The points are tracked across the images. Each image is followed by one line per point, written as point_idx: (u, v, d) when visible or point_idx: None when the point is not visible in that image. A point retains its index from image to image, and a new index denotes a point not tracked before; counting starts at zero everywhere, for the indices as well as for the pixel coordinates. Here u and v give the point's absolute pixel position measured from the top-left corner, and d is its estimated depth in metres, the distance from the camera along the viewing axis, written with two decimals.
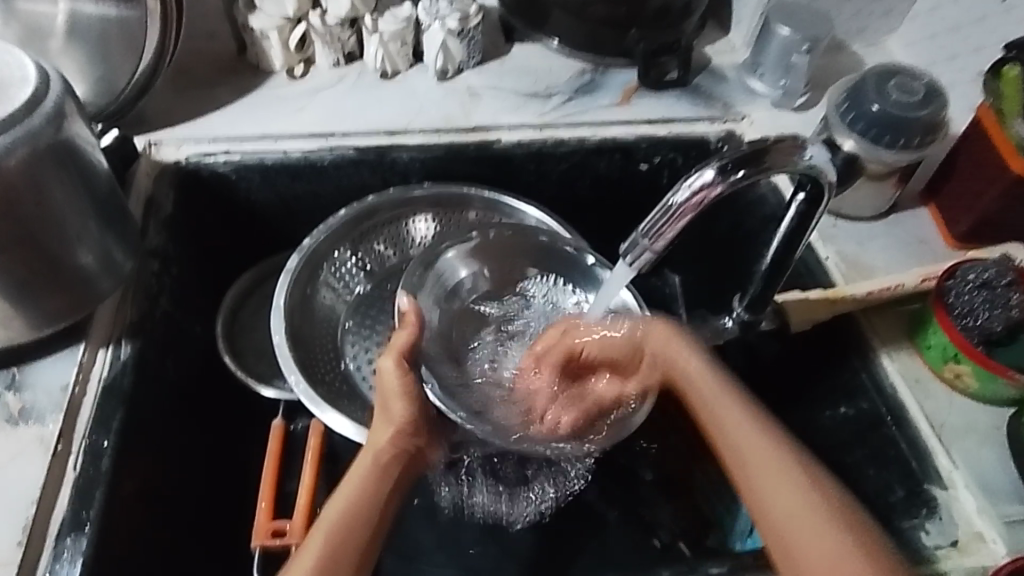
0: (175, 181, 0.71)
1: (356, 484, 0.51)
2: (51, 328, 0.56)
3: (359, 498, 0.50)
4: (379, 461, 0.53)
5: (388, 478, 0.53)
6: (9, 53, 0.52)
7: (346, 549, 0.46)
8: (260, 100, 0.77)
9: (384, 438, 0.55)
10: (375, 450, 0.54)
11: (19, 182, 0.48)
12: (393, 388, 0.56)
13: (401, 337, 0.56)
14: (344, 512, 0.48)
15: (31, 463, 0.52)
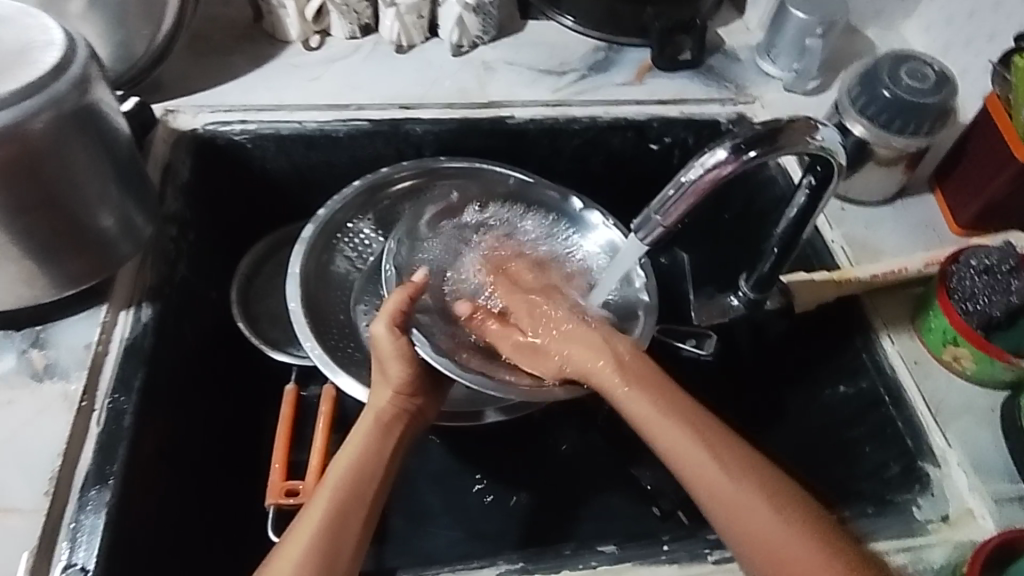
0: (192, 147, 0.72)
1: (354, 447, 0.53)
2: (74, 289, 0.57)
3: (363, 460, 0.52)
4: (382, 423, 0.55)
5: (389, 438, 0.54)
6: (33, 16, 0.53)
7: (352, 506, 0.49)
8: (276, 70, 0.77)
9: (383, 401, 0.56)
10: (375, 413, 0.56)
11: (44, 146, 0.49)
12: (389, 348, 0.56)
13: (396, 300, 0.56)
14: (348, 475, 0.50)
15: (57, 418, 0.53)
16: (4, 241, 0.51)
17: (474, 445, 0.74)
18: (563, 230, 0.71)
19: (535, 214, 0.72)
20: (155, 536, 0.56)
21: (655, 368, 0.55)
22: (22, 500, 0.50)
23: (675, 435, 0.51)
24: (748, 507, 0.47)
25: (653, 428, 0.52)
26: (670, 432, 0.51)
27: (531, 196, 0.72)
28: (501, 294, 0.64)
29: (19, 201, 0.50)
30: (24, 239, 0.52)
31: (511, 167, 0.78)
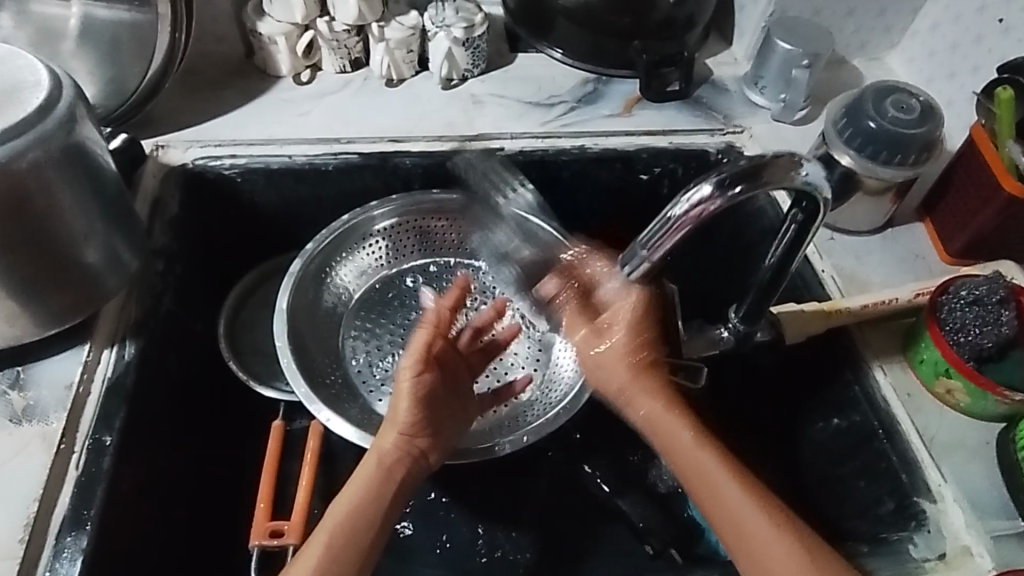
0: (181, 182, 0.72)
1: (350, 496, 0.52)
2: (57, 326, 0.57)
3: (358, 508, 0.52)
4: (384, 466, 0.54)
5: (389, 483, 0.53)
6: (22, 56, 0.53)
7: (344, 558, 0.49)
8: (267, 105, 0.78)
9: (388, 444, 0.55)
10: (376, 457, 0.54)
11: (29, 185, 0.49)
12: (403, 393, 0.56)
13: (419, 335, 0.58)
14: (343, 526, 0.50)
15: (34, 460, 0.52)
16: None
17: (464, 481, 0.72)
18: (353, 258, 0.76)
19: (353, 251, 0.76)
20: None
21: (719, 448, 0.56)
22: None
23: (727, 491, 0.54)
24: (768, 542, 0.51)
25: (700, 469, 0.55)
26: (722, 480, 0.54)
27: (333, 250, 0.74)
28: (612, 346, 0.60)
29: (2, 241, 0.50)
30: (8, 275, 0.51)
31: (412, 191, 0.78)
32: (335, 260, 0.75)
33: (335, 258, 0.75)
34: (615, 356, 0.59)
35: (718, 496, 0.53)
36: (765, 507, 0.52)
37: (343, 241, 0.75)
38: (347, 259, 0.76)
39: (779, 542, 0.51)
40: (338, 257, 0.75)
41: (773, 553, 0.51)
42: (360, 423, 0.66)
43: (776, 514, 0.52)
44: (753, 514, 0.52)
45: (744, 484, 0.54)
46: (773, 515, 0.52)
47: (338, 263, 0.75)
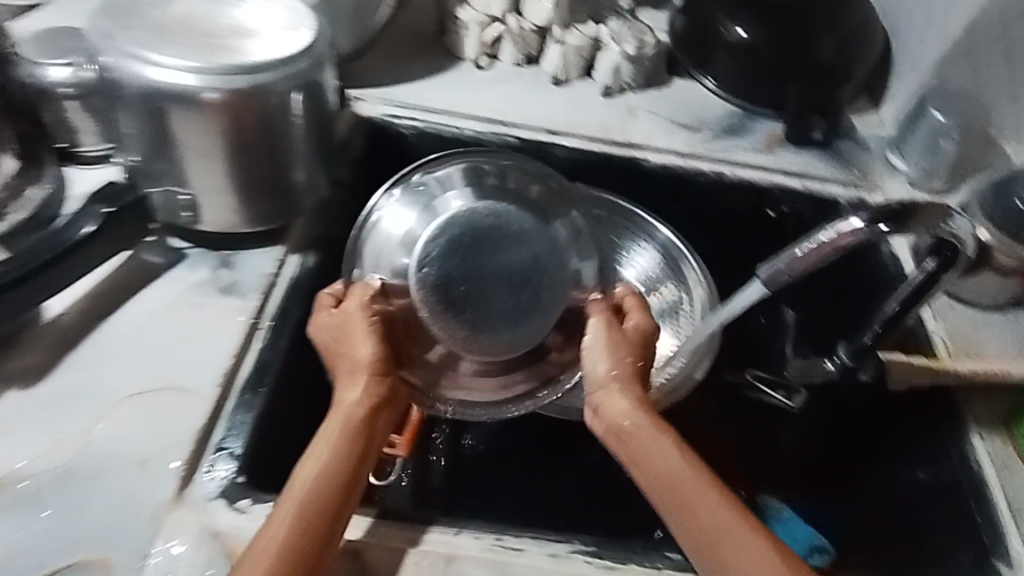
0: (366, 133, 0.83)
1: (317, 455, 0.53)
2: (263, 227, 0.68)
3: (327, 463, 0.52)
4: (353, 421, 0.55)
5: (351, 440, 0.55)
6: (293, 2, 0.65)
7: (326, 499, 0.51)
8: (449, 81, 0.88)
9: (354, 397, 0.57)
10: (342, 416, 0.55)
11: (277, 105, 0.60)
12: (358, 336, 0.57)
13: (349, 300, 0.59)
14: (313, 481, 0.51)
15: (230, 327, 0.62)
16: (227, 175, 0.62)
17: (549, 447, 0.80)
18: None
19: None
20: (286, 444, 0.62)
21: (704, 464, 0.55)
22: (193, 385, 0.58)
23: (716, 510, 0.51)
24: (751, 550, 0.49)
25: (706, 519, 0.51)
26: (709, 496, 0.52)
27: None
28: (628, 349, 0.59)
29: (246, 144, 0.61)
30: (242, 170, 0.63)
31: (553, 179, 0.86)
32: None
33: None
34: (620, 382, 0.58)
35: (712, 520, 0.51)
36: (738, 509, 0.51)
37: None
38: None
39: (743, 538, 0.50)
40: None
41: (745, 562, 0.49)
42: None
43: (750, 518, 0.51)
44: (735, 519, 0.51)
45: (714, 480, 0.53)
46: (744, 514, 0.51)
47: None
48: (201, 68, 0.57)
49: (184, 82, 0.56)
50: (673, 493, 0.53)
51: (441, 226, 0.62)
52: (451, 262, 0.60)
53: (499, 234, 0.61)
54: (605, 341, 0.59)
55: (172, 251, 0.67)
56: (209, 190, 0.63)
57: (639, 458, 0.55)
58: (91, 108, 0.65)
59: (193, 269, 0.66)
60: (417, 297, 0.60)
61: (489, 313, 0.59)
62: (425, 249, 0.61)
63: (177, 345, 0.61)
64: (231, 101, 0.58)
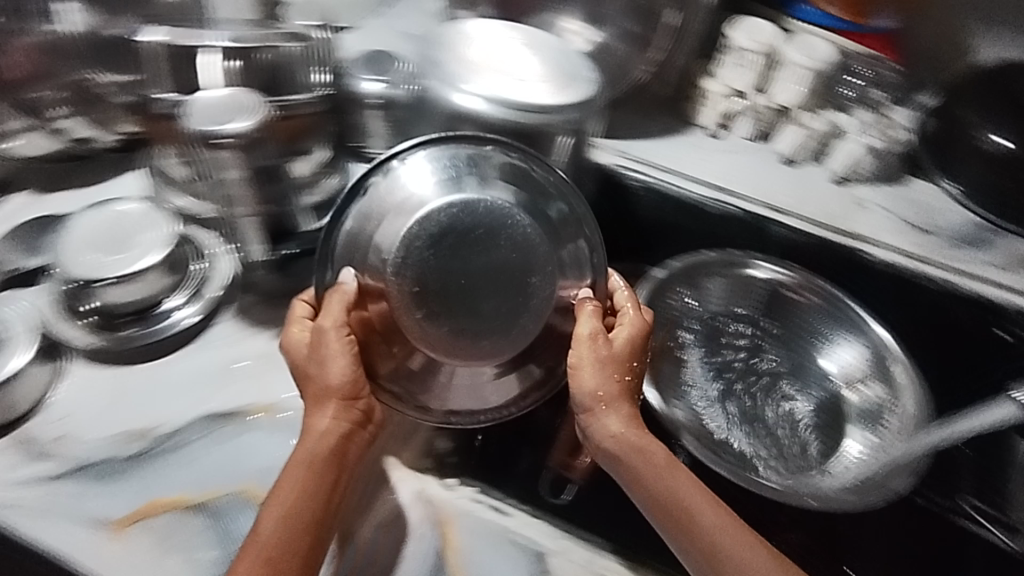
0: (598, 177, 0.89)
1: (294, 481, 0.53)
2: None
3: (296, 502, 0.52)
4: (319, 452, 0.55)
5: (321, 475, 0.54)
6: (578, 60, 0.75)
7: (301, 527, 0.51)
8: (681, 143, 0.93)
9: (326, 423, 0.56)
10: (320, 437, 0.55)
11: (547, 139, 0.70)
12: (335, 349, 0.57)
13: (331, 306, 0.57)
14: (278, 534, 0.50)
15: None
16: None
17: None
18: (699, 299, 0.85)
19: (712, 283, 0.86)
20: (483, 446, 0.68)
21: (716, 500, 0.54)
22: None
23: (731, 537, 0.51)
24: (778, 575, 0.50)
25: (718, 539, 0.51)
26: (717, 520, 0.52)
27: (691, 276, 0.86)
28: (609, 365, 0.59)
29: None
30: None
31: (765, 254, 0.87)
32: (690, 287, 0.86)
33: (687, 285, 0.86)
34: (610, 401, 0.59)
35: (723, 544, 0.51)
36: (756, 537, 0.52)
37: (705, 277, 0.86)
38: (694, 294, 0.85)
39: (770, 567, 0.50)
40: (690, 287, 0.86)
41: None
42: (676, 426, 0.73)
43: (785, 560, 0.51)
44: (755, 548, 0.51)
45: (709, 495, 0.54)
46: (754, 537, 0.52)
47: (687, 290, 0.85)
48: (495, 98, 0.68)
49: (479, 106, 0.68)
50: (661, 495, 0.54)
51: (434, 211, 0.58)
52: (434, 255, 0.57)
53: (486, 233, 0.58)
54: (588, 357, 0.59)
55: None
56: None
57: (642, 482, 0.55)
58: (388, 120, 0.76)
59: None
60: (393, 295, 0.57)
61: (473, 321, 0.57)
62: (405, 240, 0.57)
63: None
64: (513, 130, 0.68)
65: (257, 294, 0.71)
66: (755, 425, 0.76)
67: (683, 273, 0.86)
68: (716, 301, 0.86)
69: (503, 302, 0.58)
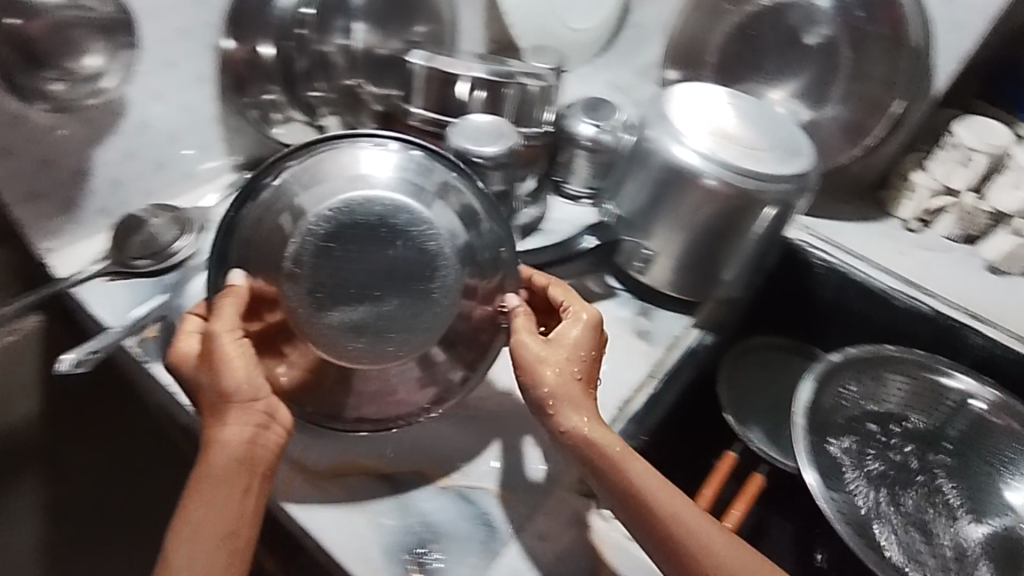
0: (782, 249, 0.91)
1: (207, 496, 0.53)
2: (683, 295, 0.80)
3: (217, 515, 0.53)
4: (228, 465, 0.54)
5: (235, 489, 0.54)
6: (796, 136, 0.75)
7: (225, 534, 0.53)
8: (875, 231, 0.92)
9: (227, 435, 0.55)
10: (226, 450, 0.54)
11: (754, 207, 0.71)
12: (233, 359, 0.55)
13: (224, 310, 0.57)
14: (208, 545, 0.52)
15: (637, 366, 0.74)
16: (681, 243, 0.76)
17: None
18: (870, 394, 0.82)
19: (890, 380, 0.82)
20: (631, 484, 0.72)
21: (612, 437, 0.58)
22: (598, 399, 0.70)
23: (698, 529, 0.54)
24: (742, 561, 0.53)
25: (676, 521, 0.54)
26: (680, 512, 0.54)
27: (866, 368, 0.82)
28: (557, 364, 0.60)
29: (712, 227, 0.74)
30: (691, 248, 0.76)
31: (957, 362, 0.84)
32: (863, 380, 0.82)
33: (861, 377, 0.82)
34: (566, 399, 0.59)
35: (686, 534, 0.54)
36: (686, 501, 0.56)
37: (883, 373, 0.82)
38: (866, 388, 0.82)
39: (732, 550, 0.53)
40: (863, 379, 0.82)
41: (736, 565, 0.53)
42: (835, 512, 0.71)
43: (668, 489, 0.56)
44: (716, 535, 0.54)
45: (660, 479, 0.56)
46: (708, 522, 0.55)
47: (859, 382, 0.82)
48: (708, 158, 0.70)
49: (693, 163, 0.71)
50: (610, 472, 0.56)
51: (342, 202, 0.59)
52: (332, 249, 0.59)
53: (388, 233, 0.59)
54: (561, 358, 0.61)
55: (607, 287, 0.82)
56: (661, 252, 0.77)
57: (615, 480, 0.56)
58: (592, 160, 0.87)
59: (621, 306, 0.80)
60: (293, 292, 0.59)
61: (370, 320, 0.59)
62: (317, 221, 0.59)
63: None
64: (722, 192, 0.70)
65: None
66: (915, 539, 0.73)
67: (862, 361, 0.82)
68: (889, 399, 0.83)
69: (401, 299, 0.59)
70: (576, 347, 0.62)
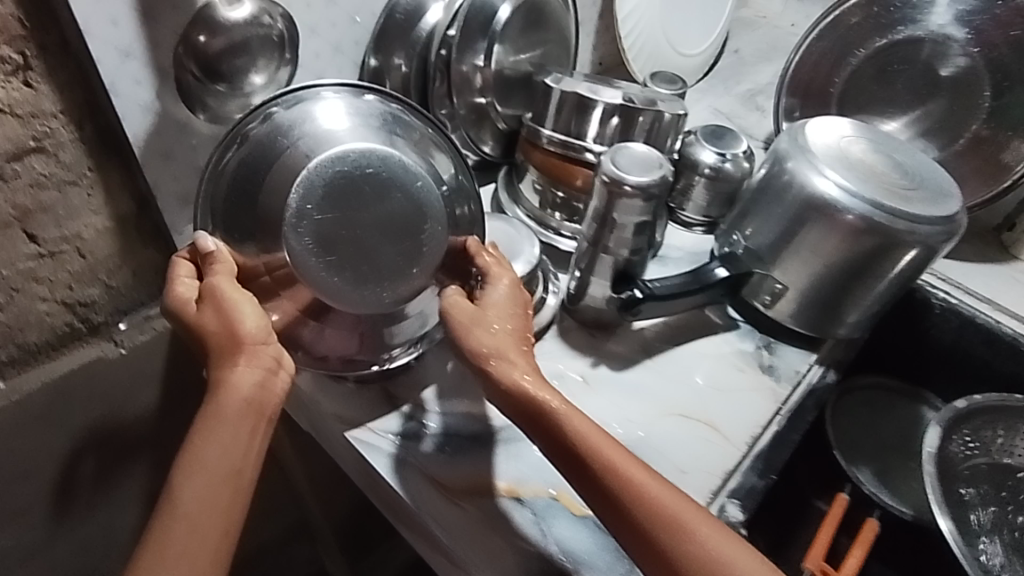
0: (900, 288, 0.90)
1: (212, 437, 0.53)
2: (806, 332, 0.78)
3: (219, 453, 0.53)
4: (229, 407, 0.54)
5: (242, 432, 0.54)
6: (937, 180, 0.73)
7: (220, 483, 0.52)
8: (1000, 274, 0.89)
9: (240, 372, 0.55)
10: (237, 391, 0.54)
11: (895, 246, 0.69)
12: (234, 300, 0.56)
13: (216, 272, 0.58)
14: (200, 485, 0.51)
15: (762, 402, 0.72)
16: (810, 278, 0.74)
17: None
18: (1001, 444, 0.80)
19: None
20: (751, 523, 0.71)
21: (569, 408, 0.56)
22: (725, 435, 0.69)
23: (675, 508, 0.50)
24: (735, 546, 0.49)
25: (650, 500, 0.50)
26: (653, 485, 0.51)
27: (999, 416, 0.79)
28: (497, 330, 0.60)
29: (846, 265, 0.71)
30: (820, 285, 0.74)
31: None
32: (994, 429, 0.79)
33: (991, 426, 0.79)
34: (511, 364, 0.58)
35: (662, 511, 0.50)
36: (662, 481, 0.52)
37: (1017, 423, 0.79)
38: (996, 437, 0.80)
39: (725, 536, 0.49)
40: (993, 428, 0.79)
41: (728, 554, 0.48)
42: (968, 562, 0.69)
43: (644, 467, 0.52)
44: (700, 517, 0.50)
45: (628, 453, 0.53)
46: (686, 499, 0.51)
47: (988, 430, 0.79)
48: (849, 193, 0.68)
49: (833, 197, 0.69)
50: (543, 421, 0.55)
51: (316, 169, 0.58)
52: (327, 202, 0.58)
53: (376, 185, 0.59)
54: (501, 324, 0.61)
55: (727, 318, 0.81)
56: (788, 286, 0.75)
57: (576, 456, 0.53)
58: (711, 188, 0.86)
59: (742, 339, 0.78)
60: (292, 247, 0.58)
61: (357, 266, 0.60)
62: (299, 194, 0.58)
63: (717, 392, 0.72)
64: (862, 229, 0.68)
65: (581, 321, 0.76)
66: None
67: (994, 408, 0.79)
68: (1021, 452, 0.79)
69: (399, 248, 0.61)
70: (514, 313, 0.62)
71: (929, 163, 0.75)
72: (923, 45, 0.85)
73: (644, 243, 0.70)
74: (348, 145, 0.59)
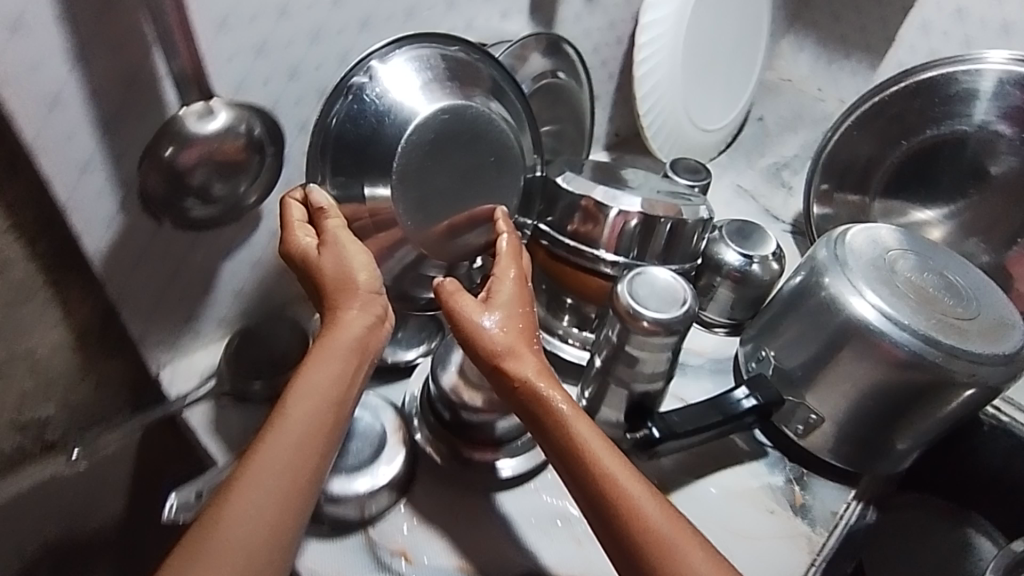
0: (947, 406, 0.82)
1: (311, 383, 0.49)
2: (842, 466, 0.69)
3: (317, 402, 0.49)
4: (331, 349, 0.50)
5: (347, 375, 0.51)
6: (991, 304, 0.65)
7: (318, 440, 0.48)
8: None
9: (355, 314, 0.52)
10: (346, 333, 0.51)
11: (946, 385, 0.60)
12: (352, 246, 0.53)
13: (331, 224, 0.54)
14: (304, 427, 0.48)
15: (796, 553, 0.64)
16: (846, 408, 0.66)
17: None
18: None
19: None
20: None
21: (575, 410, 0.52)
22: None
23: (674, 534, 0.47)
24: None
25: (648, 526, 0.47)
26: (652, 506, 0.48)
27: None
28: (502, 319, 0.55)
29: (888, 400, 0.63)
30: (858, 418, 0.66)
31: None
32: None
33: None
34: (519, 354, 0.53)
35: (661, 538, 0.46)
36: (661, 500, 0.48)
37: None
38: None
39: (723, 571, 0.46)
40: None
41: None
42: None
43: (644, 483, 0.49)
44: (701, 546, 0.47)
45: (628, 466, 0.50)
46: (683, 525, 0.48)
47: None
48: (892, 319, 0.61)
49: (874, 322, 0.61)
50: (552, 425, 0.51)
51: (420, 126, 0.57)
52: (428, 160, 0.59)
53: (467, 134, 0.60)
54: (513, 307, 0.56)
55: (755, 443, 0.72)
56: (822, 413, 0.67)
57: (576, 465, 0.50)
58: (735, 291, 0.78)
59: (771, 470, 0.70)
60: (400, 201, 0.58)
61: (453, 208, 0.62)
62: (405, 154, 0.57)
63: (745, 540, 0.64)
64: (908, 364, 0.60)
65: None
66: None
67: None
68: None
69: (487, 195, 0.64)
70: (525, 298, 0.57)
71: (981, 281, 0.67)
72: (968, 141, 0.78)
73: (663, 374, 0.62)
74: (437, 102, 0.58)
